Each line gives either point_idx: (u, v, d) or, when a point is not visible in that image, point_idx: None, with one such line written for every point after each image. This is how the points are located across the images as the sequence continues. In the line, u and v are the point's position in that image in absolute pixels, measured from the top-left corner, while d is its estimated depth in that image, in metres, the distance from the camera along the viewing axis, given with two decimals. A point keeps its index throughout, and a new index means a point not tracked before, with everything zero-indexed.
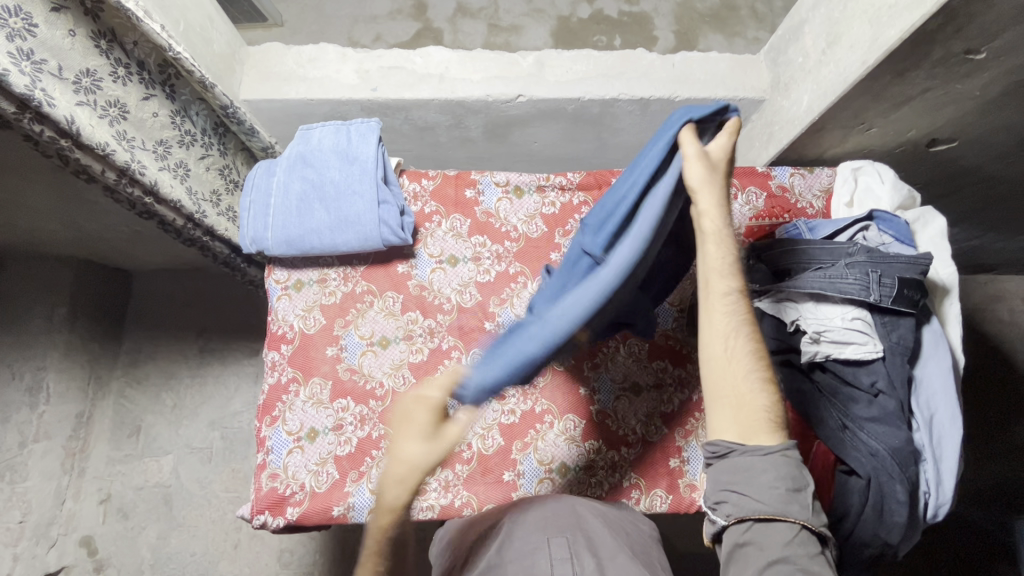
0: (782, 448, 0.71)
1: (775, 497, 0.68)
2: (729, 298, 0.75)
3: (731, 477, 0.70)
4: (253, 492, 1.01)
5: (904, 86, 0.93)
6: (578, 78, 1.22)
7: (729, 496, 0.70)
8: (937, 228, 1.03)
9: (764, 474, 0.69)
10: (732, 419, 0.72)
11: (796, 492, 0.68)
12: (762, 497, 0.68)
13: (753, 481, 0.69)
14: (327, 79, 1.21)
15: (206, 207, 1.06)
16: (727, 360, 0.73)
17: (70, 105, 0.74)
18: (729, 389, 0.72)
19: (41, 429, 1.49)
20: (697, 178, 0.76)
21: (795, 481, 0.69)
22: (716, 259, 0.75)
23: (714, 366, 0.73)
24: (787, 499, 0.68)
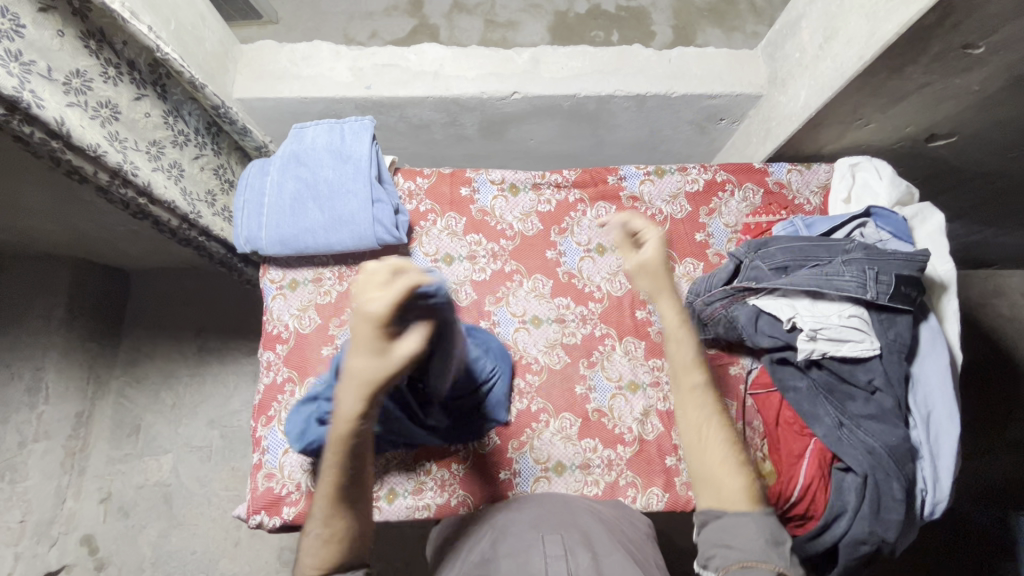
0: (761, 517, 0.75)
1: (757, 544, 0.73)
2: (694, 384, 0.85)
3: (719, 534, 0.76)
4: (249, 492, 1.01)
5: (902, 81, 0.92)
6: (573, 74, 1.21)
7: (718, 549, 0.75)
8: (934, 224, 1.02)
9: (746, 529, 0.74)
10: (711, 494, 0.79)
11: (776, 544, 0.73)
12: (746, 545, 0.73)
13: (738, 532, 0.74)
14: (321, 77, 1.20)
15: (201, 207, 1.05)
16: (699, 442, 0.81)
17: (59, 106, 0.74)
18: (705, 470, 0.80)
19: (40, 429, 1.49)
20: (641, 261, 0.92)
21: (774, 534, 0.74)
22: (681, 357, 0.86)
23: (692, 448, 0.81)
24: (769, 549, 0.72)
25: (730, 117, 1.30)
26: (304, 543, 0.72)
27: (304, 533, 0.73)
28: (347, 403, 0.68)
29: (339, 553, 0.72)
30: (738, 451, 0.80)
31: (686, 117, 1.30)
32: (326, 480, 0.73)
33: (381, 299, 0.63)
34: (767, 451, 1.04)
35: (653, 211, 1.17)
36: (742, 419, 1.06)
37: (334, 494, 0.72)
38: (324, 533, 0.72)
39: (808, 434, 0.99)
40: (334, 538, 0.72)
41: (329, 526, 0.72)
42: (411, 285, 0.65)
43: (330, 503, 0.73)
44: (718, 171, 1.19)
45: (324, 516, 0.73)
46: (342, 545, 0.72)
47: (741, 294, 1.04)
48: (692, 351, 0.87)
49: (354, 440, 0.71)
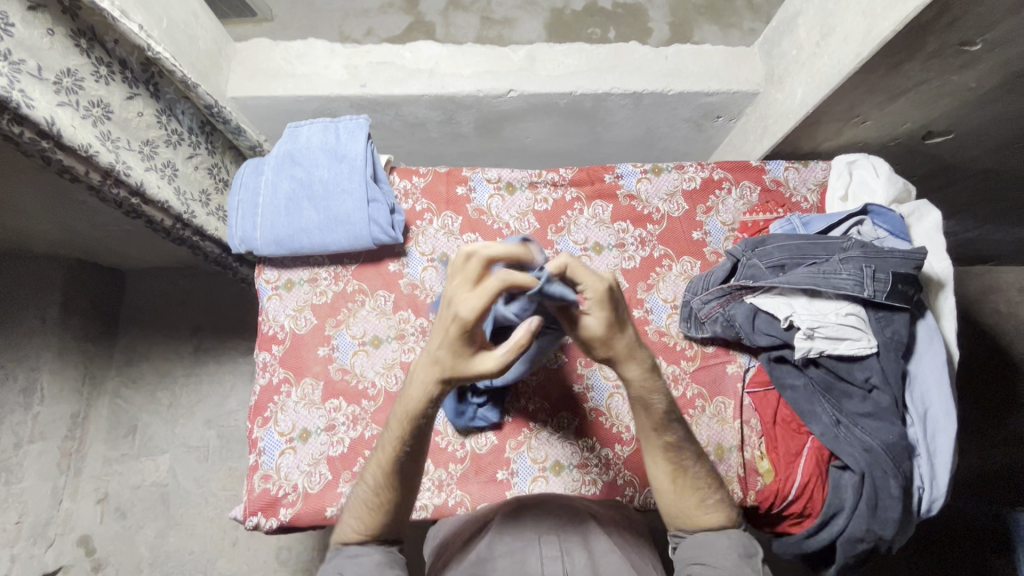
0: (736, 535, 0.79)
1: (731, 559, 0.76)
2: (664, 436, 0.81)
3: (693, 552, 0.79)
4: (246, 494, 1.00)
5: (899, 78, 0.92)
6: (569, 72, 1.20)
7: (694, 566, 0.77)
8: (931, 222, 1.02)
9: (720, 545, 0.78)
10: (685, 525, 0.81)
11: (748, 557, 0.77)
12: (721, 561, 0.76)
13: (712, 549, 0.77)
14: (315, 75, 1.19)
15: (195, 207, 1.04)
16: (676, 489, 0.81)
17: (50, 106, 0.73)
18: (679, 509, 0.81)
19: (36, 430, 1.48)
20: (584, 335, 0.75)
21: (746, 547, 0.78)
22: (645, 417, 0.80)
23: (665, 494, 0.82)
24: (742, 562, 0.76)
25: (727, 115, 1.29)
26: (350, 503, 0.79)
27: (353, 491, 0.79)
28: (421, 380, 0.71)
29: (376, 523, 0.76)
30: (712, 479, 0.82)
31: (683, 115, 1.29)
32: (382, 450, 0.76)
33: (471, 299, 0.63)
34: (764, 449, 1.03)
35: (651, 209, 1.17)
36: (739, 418, 1.04)
37: (387, 467, 0.76)
38: (368, 498, 0.77)
39: (804, 432, 1.00)
40: (371, 507, 0.76)
41: (374, 495, 0.76)
42: (503, 286, 0.62)
43: (379, 474, 0.76)
44: (715, 169, 1.18)
45: (372, 483, 0.77)
46: (379, 516, 0.76)
47: (739, 292, 1.04)
48: (660, 399, 0.79)
49: (419, 420, 0.73)
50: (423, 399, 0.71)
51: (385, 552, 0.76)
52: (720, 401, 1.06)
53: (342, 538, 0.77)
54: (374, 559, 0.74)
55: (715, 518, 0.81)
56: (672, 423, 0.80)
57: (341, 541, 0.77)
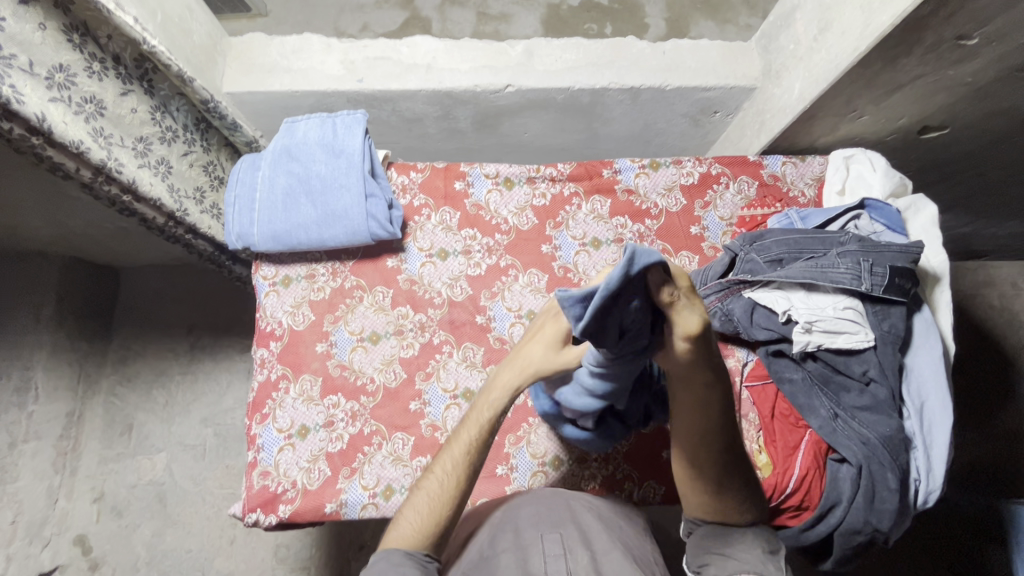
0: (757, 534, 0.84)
1: (755, 556, 0.81)
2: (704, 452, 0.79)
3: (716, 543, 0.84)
4: (244, 491, 1.00)
5: (896, 72, 0.92)
6: (567, 67, 1.20)
7: (715, 557, 0.82)
8: (927, 216, 1.02)
9: (742, 542, 0.83)
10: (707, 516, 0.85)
11: (772, 556, 0.81)
12: (744, 557, 0.81)
13: (736, 544, 0.82)
14: (311, 70, 1.18)
15: (189, 205, 1.03)
16: (710, 495, 0.82)
17: (41, 101, 0.72)
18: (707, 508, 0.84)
19: (30, 429, 1.47)
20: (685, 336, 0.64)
21: (770, 545, 0.83)
22: (693, 432, 0.78)
23: (696, 497, 0.83)
24: (764, 561, 0.80)
25: (725, 110, 1.29)
26: (407, 509, 0.79)
27: (416, 492, 0.80)
28: (504, 380, 0.82)
29: (438, 520, 0.77)
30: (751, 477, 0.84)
31: (680, 110, 1.29)
32: (454, 444, 0.81)
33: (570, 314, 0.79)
34: (762, 443, 1.04)
35: (649, 204, 1.17)
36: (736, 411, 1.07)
37: (462, 457, 0.80)
38: (434, 494, 0.78)
39: (802, 426, 1.01)
40: (440, 503, 0.77)
41: (445, 484, 0.78)
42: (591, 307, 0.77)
43: (453, 464, 0.80)
44: (713, 164, 1.19)
45: (442, 475, 0.79)
46: (445, 509, 0.77)
47: (737, 287, 1.05)
48: (716, 412, 0.76)
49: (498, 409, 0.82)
50: (504, 394, 0.81)
51: (422, 567, 0.73)
52: None
53: (391, 543, 0.76)
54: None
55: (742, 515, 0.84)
56: (718, 438, 0.78)
57: (388, 544, 0.76)
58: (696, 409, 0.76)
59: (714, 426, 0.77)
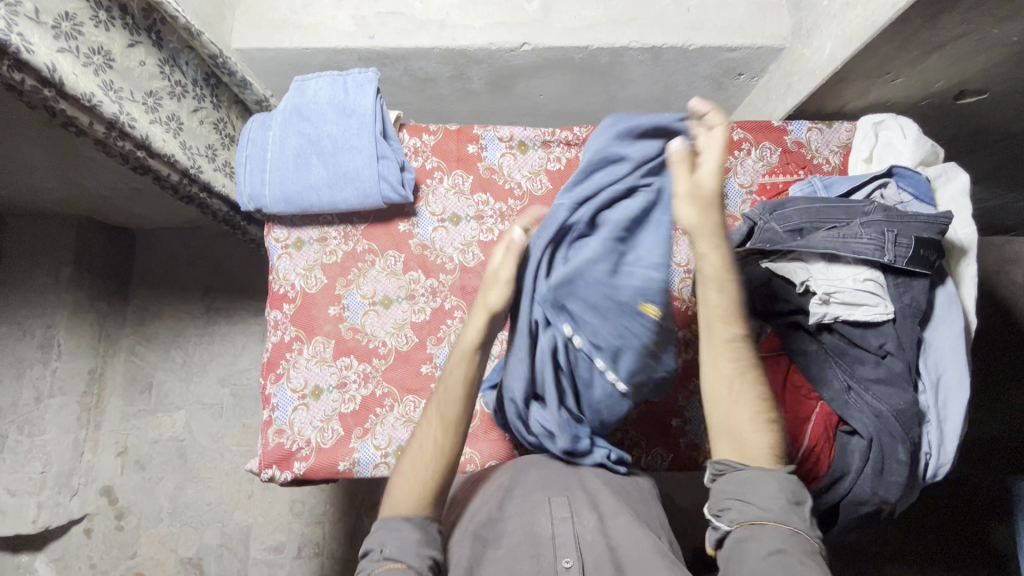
0: (785, 478, 0.69)
1: (779, 503, 0.66)
2: (735, 351, 0.72)
3: (736, 486, 0.69)
4: (260, 448, 1.02)
5: (935, 31, 0.87)
6: (586, 24, 1.15)
7: (733, 501, 0.69)
8: (958, 186, 0.98)
9: (768, 486, 0.68)
10: (741, 459, 0.71)
11: (796, 503, 0.67)
12: (766, 503, 0.66)
13: (758, 487, 0.68)
14: (321, 26, 1.15)
15: (201, 162, 1.02)
16: (747, 420, 0.72)
17: (50, 52, 0.70)
18: (738, 440, 0.72)
19: (56, 384, 1.54)
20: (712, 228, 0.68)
21: (796, 494, 0.68)
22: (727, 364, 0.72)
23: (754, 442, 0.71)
24: (790, 510, 0.66)
25: (749, 72, 1.24)
26: (397, 473, 0.74)
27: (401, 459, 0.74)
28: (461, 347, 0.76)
29: (427, 485, 0.72)
30: (772, 411, 0.73)
31: (703, 72, 1.24)
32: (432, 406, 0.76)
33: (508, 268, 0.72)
34: None
35: None
36: None
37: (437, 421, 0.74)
38: (420, 456, 0.73)
39: (813, 397, 1.00)
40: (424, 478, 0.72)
41: (426, 446, 0.73)
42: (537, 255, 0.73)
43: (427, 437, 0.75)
44: (735, 129, 1.14)
45: (423, 441, 0.74)
46: (434, 481, 0.72)
47: (752, 256, 1.03)
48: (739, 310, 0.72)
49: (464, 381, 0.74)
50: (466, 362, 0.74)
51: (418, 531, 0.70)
52: None
53: (385, 509, 0.72)
54: (413, 537, 0.67)
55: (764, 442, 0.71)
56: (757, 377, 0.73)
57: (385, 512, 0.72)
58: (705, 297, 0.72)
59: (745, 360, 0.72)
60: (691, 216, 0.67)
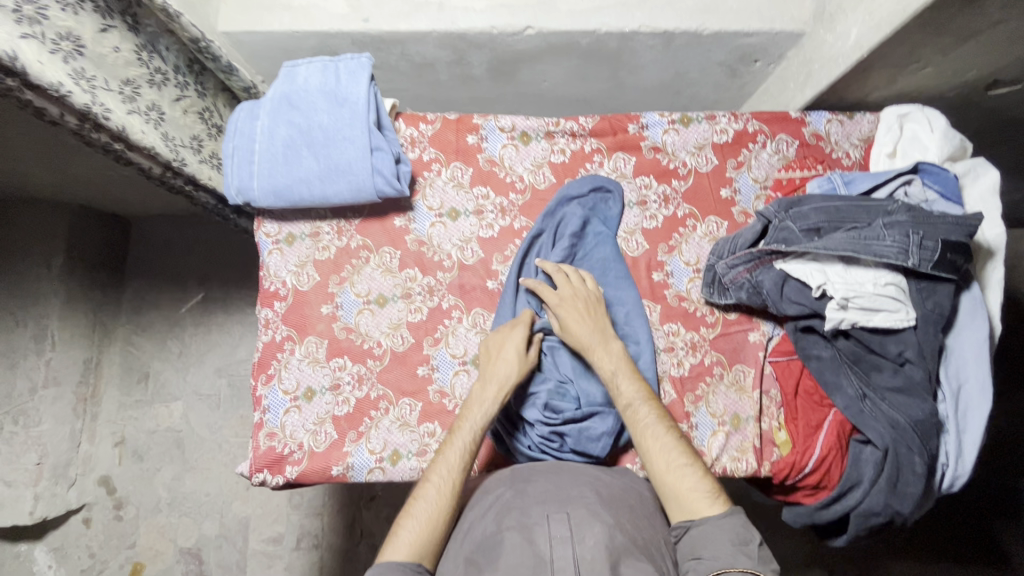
0: (720, 515, 0.76)
1: (727, 549, 0.72)
2: (635, 412, 0.87)
3: (693, 547, 0.75)
4: (251, 451, 0.99)
5: (973, 16, 0.81)
6: (594, 6, 1.07)
7: (693, 562, 0.73)
8: (989, 183, 0.93)
9: (717, 534, 0.74)
10: (688, 515, 0.78)
11: (742, 544, 0.73)
12: (717, 553, 0.72)
13: (709, 543, 0.74)
14: (313, 8, 1.08)
15: (186, 153, 0.97)
16: (663, 469, 0.81)
17: (12, 38, 0.65)
18: (671, 490, 0.80)
19: (50, 375, 1.51)
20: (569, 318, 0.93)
21: (740, 535, 0.74)
22: (636, 432, 0.85)
23: (683, 486, 0.80)
24: (739, 552, 0.72)
25: (766, 59, 1.17)
26: (407, 518, 0.78)
27: (414, 502, 0.79)
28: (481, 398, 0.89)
29: (439, 532, 0.77)
30: (686, 452, 0.83)
31: (717, 58, 1.17)
32: (449, 447, 0.84)
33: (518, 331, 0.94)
34: (782, 420, 1.00)
35: (677, 163, 1.08)
36: (759, 388, 1.00)
37: (456, 462, 0.83)
38: (433, 502, 0.79)
39: (826, 405, 0.96)
40: (433, 523, 0.77)
41: (442, 492, 0.80)
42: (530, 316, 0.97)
43: (446, 474, 0.82)
44: (750, 120, 1.08)
45: (439, 481, 0.81)
46: (441, 524, 0.78)
47: (768, 258, 0.96)
48: (625, 376, 0.90)
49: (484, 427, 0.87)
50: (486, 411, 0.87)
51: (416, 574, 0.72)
52: (739, 369, 1.02)
53: (398, 550, 0.74)
54: None
55: (687, 483, 0.80)
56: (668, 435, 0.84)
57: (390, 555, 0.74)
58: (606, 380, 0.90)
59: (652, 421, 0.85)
60: (575, 334, 0.92)
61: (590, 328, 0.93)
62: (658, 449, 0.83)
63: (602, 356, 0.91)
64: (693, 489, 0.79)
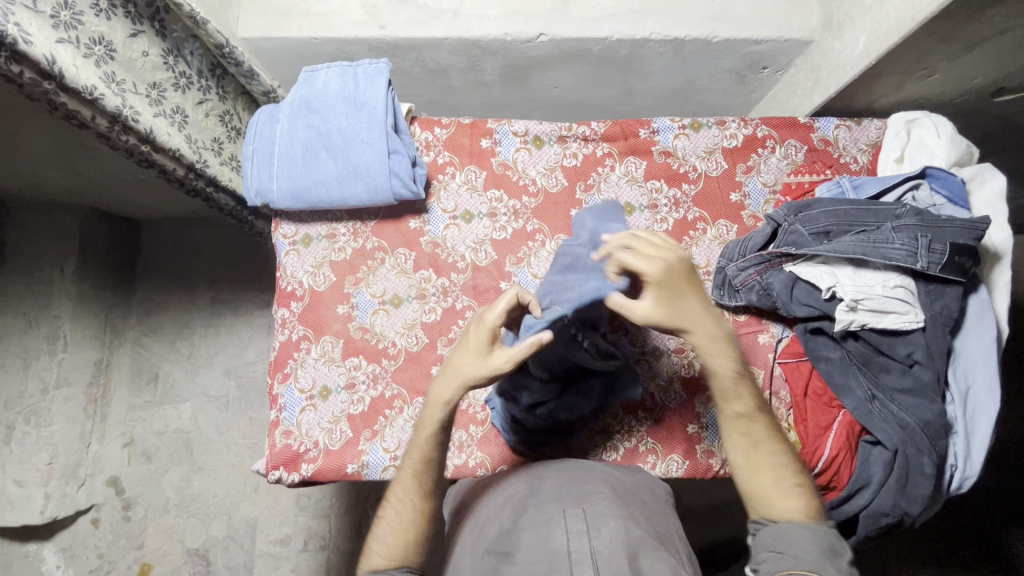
0: (819, 530, 0.74)
1: (812, 555, 0.71)
2: (745, 422, 0.79)
3: (771, 540, 0.75)
4: (268, 449, 1.00)
5: (980, 25, 0.83)
6: (606, 14, 1.10)
7: (769, 554, 0.74)
8: (994, 189, 0.94)
9: (802, 536, 0.73)
10: (770, 517, 0.77)
11: (833, 556, 0.72)
12: (800, 554, 0.72)
13: (794, 541, 0.73)
14: (331, 15, 1.11)
15: (208, 155, 0.99)
16: (770, 485, 0.77)
17: (49, 42, 0.67)
18: (769, 504, 0.77)
19: (62, 376, 1.52)
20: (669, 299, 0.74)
21: (832, 546, 0.73)
22: (742, 443, 0.79)
23: (787, 504, 0.76)
24: (824, 560, 0.71)
25: (774, 66, 1.19)
26: (374, 540, 0.78)
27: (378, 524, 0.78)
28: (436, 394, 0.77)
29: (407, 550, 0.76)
30: (795, 469, 0.78)
31: (726, 65, 1.19)
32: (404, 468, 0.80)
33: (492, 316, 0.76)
34: (792, 421, 1.01)
35: (687, 167, 1.09)
36: (769, 389, 1.02)
37: (412, 484, 0.78)
38: (394, 523, 0.77)
39: (835, 406, 0.96)
40: (398, 543, 0.76)
41: (402, 514, 0.78)
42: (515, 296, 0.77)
43: (405, 496, 0.78)
44: (760, 125, 1.10)
45: (398, 502, 0.78)
46: (407, 544, 0.76)
47: (778, 259, 0.97)
48: (746, 384, 0.79)
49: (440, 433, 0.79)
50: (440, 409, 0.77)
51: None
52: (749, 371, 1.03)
53: (370, 569, 0.75)
54: None
55: (790, 504, 0.76)
56: (777, 452, 0.78)
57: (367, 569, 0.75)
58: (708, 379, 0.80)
59: (763, 435, 0.79)
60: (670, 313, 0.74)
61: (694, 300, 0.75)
62: (764, 464, 0.78)
63: (724, 356, 0.76)
64: (795, 507, 0.76)
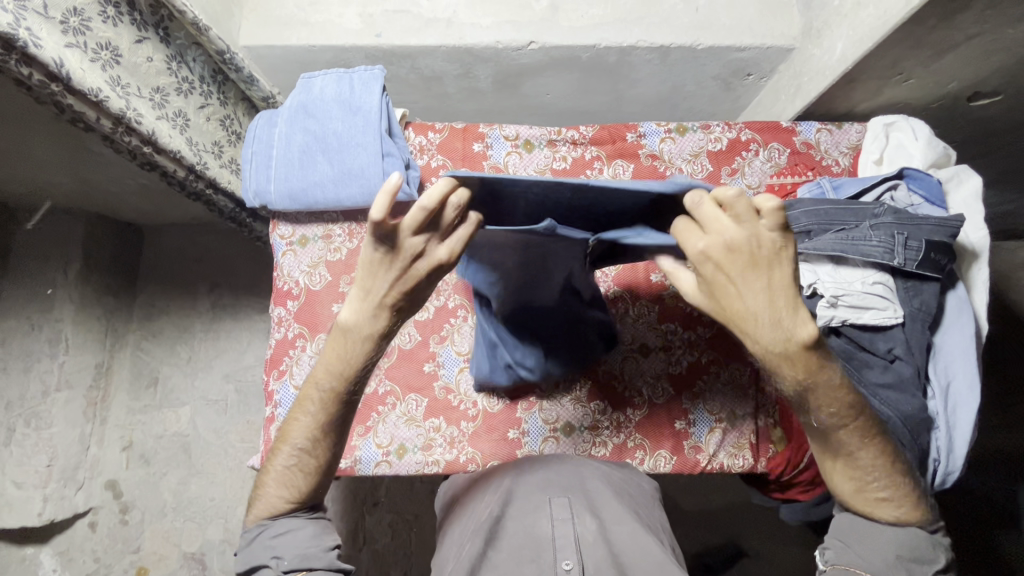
0: (905, 530, 0.69)
1: (882, 559, 0.67)
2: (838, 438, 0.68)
3: (845, 531, 0.72)
4: (263, 444, 1.02)
5: (950, 31, 0.86)
6: (594, 23, 1.14)
7: (835, 542, 0.72)
8: (970, 188, 0.97)
9: (881, 536, 0.69)
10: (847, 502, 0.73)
11: (909, 563, 0.67)
12: (869, 556, 0.68)
13: (869, 540, 0.69)
14: (328, 24, 1.15)
15: (208, 158, 1.03)
16: (856, 491, 0.70)
17: (58, 47, 0.71)
18: (859, 503, 0.71)
19: (63, 378, 1.54)
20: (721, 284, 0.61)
21: (912, 552, 0.68)
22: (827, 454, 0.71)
23: (879, 508, 0.70)
24: (895, 565, 0.67)
25: (758, 72, 1.22)
26: (269, 474, 0.73)
27: (272, 460, 0.73)
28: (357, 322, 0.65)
29: (307, 487, 0.72)
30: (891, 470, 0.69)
31: (712, 71, 1.23)
32: (303, 405, 0.72)
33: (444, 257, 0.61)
34: (778, 418, 1.02)
35: (674, 169, 1.13)
36: (756, 386, 1.03)
37: (312, 427, 0.71)
38: (290, 463, 0.72)
39: None
40: (296, 483, 0.72)
41: (304, 457, 0.71)
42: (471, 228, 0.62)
43: (308, 437, 0.71)
44: (743, 130, 1.14)
45: (302, 447, 0.71)
46: (303, 482, 0.72)
47: None
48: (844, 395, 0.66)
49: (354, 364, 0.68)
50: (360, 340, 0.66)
51: (314, 521, 0.74)
52: (736, 368, 1.04)
53: (272, 505, 0.73)
54: (307, 532, 0.72)
55: (885, 513, 0.70)
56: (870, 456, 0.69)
57: (266, 515, 0.72)
58: (822, 404, 0.66)
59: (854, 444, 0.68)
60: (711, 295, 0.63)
61: (743, 291, 0.59)
62: (845, 472, 0.70)
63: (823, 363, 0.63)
64: (885, 512, 0.70)
